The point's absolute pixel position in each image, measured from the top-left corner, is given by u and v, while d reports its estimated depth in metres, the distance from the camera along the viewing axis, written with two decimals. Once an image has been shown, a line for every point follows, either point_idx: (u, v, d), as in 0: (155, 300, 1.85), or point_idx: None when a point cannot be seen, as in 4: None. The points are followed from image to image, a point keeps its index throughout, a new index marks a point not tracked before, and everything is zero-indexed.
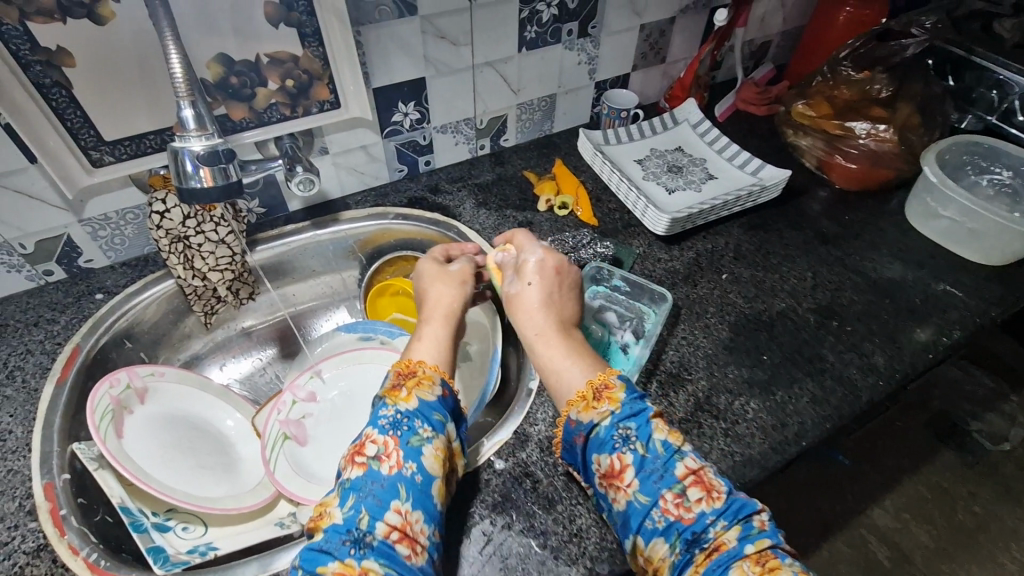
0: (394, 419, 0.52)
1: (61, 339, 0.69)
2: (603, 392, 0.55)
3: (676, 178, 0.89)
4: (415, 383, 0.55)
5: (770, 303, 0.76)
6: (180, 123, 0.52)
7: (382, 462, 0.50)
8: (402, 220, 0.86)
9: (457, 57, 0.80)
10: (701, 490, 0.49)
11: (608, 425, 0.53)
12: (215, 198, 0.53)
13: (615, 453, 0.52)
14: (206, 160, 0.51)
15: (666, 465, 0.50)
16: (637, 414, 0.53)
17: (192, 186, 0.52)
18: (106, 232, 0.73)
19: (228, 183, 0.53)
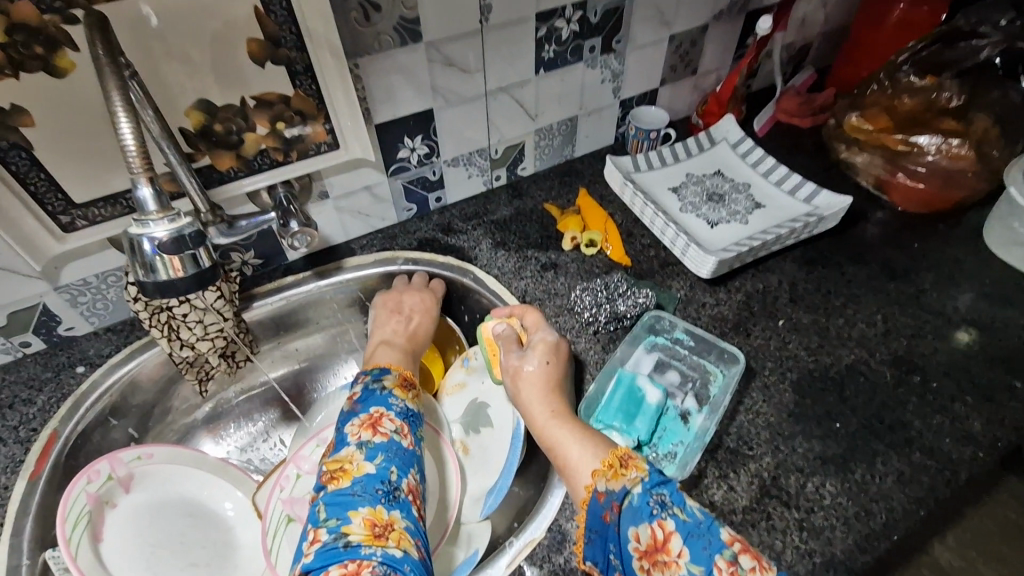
0: (404, 409, 0.57)
1: (37, 424, 0.62)
2: (628, 459, 0.49)
3: (718, 207, 0.79)
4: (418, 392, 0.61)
5: (837, 355, 0.66)
6: (140, 203, 0.45)
7: (400, 436, 0.54)
8: (413, 266, 0.78)
9: (468, 84, 0.72)
10: (754, 557, 0.42)
11: (641, 492, 0.46)
12: (187, 289, 0.47)
13: (655, 519, 0.44)
14: (172, 246, 0.45)
15: (710, 529, 0.43)
16: (667, 480, 0.47)
17: (158, 278, 0.46)
18: (86, 298, 0.66)
19: (201, 271, 0.47)
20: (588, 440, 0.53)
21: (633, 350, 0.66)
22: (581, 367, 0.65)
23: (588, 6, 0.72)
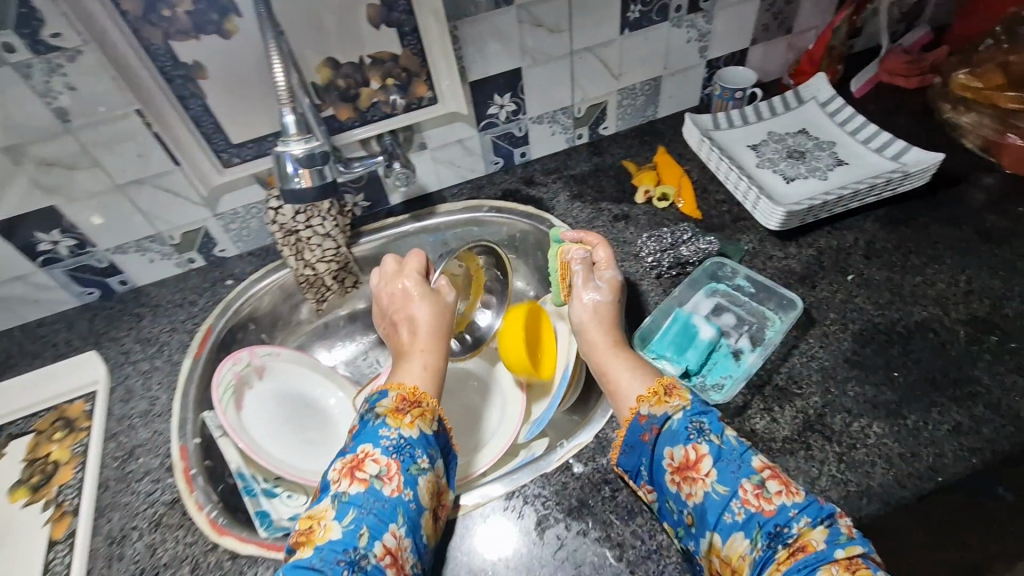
0: (396, 443, 0.53)
1: (199, 320, 0.78)
2: (672, 390, 0.55)
3: (797, 164, 0.79)
4: (418, 412, 0.56)
5: (908, 311, 0.65)
6: (284, 128, 0.57)
7: (383, 483, 0.50)
8: (496, 214, 0.86)
9: (555, 44, 0.78)
10: (781, 484, 0.47)
11: (681, 418, 0.52)
12: (312, 197, 0.59)
13: (690, 444, 0.50)
14: (304, 162, 0.57)
15: (742, 456, 0.49)
16: (709, 410, 0.52)
17: (292, 185, 0.59)
18: (236, 225, 0.82)
19: (323, 182, 0.60)
20: (640, 372, 0.58)
21: (693, 293, 0.70)
22: (639, 306, 0.70)
23: None
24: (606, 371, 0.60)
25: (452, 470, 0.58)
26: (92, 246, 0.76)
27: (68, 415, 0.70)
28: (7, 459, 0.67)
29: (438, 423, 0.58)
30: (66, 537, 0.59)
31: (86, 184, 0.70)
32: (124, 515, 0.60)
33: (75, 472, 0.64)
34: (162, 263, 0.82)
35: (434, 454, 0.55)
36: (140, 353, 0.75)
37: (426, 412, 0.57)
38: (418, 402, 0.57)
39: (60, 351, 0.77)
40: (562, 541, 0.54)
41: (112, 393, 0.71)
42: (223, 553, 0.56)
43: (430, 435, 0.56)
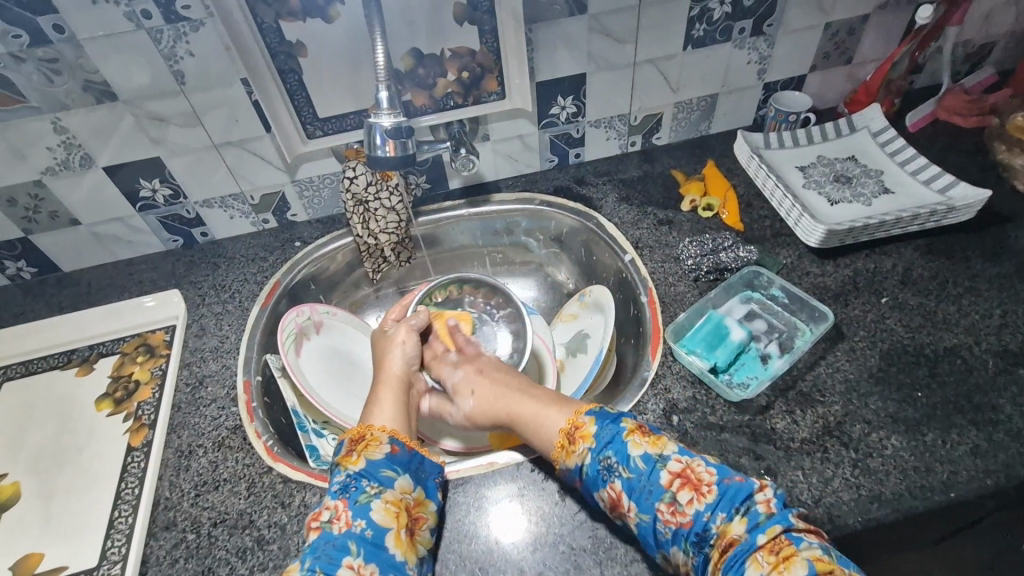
0: (344, 483, 0.56)
1: (268, 274, 0.86)
2: (575, 433, 0.56)
3: (843, 188, 0.82)
4: (362, 446, 0.58)
5: (937, 337, 0.68)
6: (377, 103, 0.64)
7: (332, 523, 0.53)
8: (549, 207, 0.91)
9: (620, 54, 0.83)
10: (690, 491, 0.49)
11: (591, 461, 0.54)
12: (394, 166, 0.64)
13: (607, 485, 0.52)
14: (392, 134, 0.63)
15: (650, 479, 0.50)
16: (612, 441, 0.53)
17: (378, 154, 0.63)
18: (309, 192, 0.89)
19: (407, 154, 0.64)
20: (555, 406, 0.60)
21: (728, 298, 0.74)
22: (675, 304, 0.74)
23: None
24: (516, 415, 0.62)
25: (432, 482, 0.59)
26: (184, 197, 0.85)
27: (151, 341, 0.79)
28: (98, 372, 0.77)
29: (391, 444, 0.59)
30: (142, 446, 0.67)
31: (188, 141, 0.78)
32: (191, 434, 0.67)
33: (154, 392, 0.73)
34: (241, 220, 0.91)
35: (390, 474, 0.57)
36: (215, 297, 0.83)
37: (376, 439, 0.59)
38: (364, 436, 0.60)
39: (146, 287, 0.86)
40: (582, 505, 0.59)
41: (188, 329, 0.80)
42: (277, 476, 0.63)
43: (381, 458, 0.58)
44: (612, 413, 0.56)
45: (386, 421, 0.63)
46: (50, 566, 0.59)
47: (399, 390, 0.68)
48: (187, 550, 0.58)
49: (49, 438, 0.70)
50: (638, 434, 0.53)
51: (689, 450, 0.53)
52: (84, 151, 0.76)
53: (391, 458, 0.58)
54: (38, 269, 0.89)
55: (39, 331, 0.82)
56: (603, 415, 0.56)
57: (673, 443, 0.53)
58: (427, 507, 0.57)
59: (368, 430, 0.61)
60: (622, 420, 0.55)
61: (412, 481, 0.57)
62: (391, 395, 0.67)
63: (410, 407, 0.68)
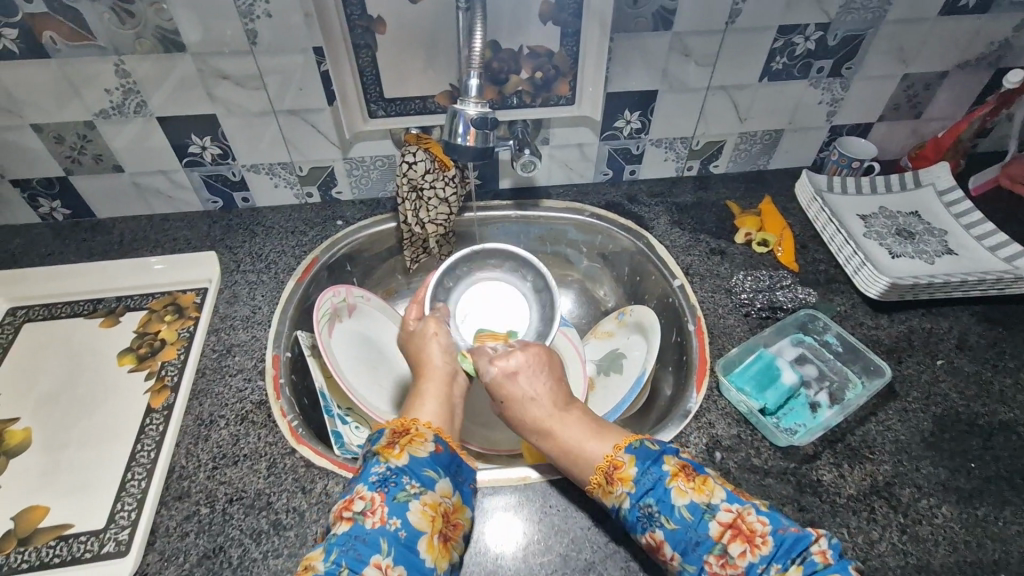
0: (383, 476, 0.51)
1: (306, 249, 0.83)
2: (613, 474, 0.52)
3: (905, 243, 0.81)
4: (407, 440, 0.53)
5: (992, 408, 0.65)
6: (464, 90, 0.65)
7: (365, 517, 0.48)
8: (597, 220, 0.89)
9: (696, 76, 0.81)
10: (742, 544, 0.47)
11: (630, 507, 0.51)
12: (472, 156, 0.66)
13: (647, 533, 0.50)
14: (476, 123, 0.64)
15: (698, 531, 0.48)
16: (654, 489, 0.50)
17: (457, 142, 0.65)
18: (359, 172, 0.87)
19: (485, 146, 0.66)
20: (594, 435, 0.56)
21: (779, 338, 0.72)
22: (723, 336, 0.72)
23: (831, 28, 0.77)
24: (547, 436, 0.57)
25: (466, 488, 0.55)
26: (232, 159, 0.83)
27: (180, 301, 0.77)
28: (122, 326, 0.74)
29: (435, 443, 0.55)
30: (162, 409, 0.65)
31: (248, 102, 0.76)
32: (214, 403, 0.65)
33: (179, 353, 0.70)
34: (285, 191, 0.89)
35: (432, 475, 0.52)
36: (250, 265, 0.81)
37: (420, 435, 0.55)
38: (408, 430, 0.55)
39: (180, 245, 0.84)
40: (615, 533, 0.56)
41: (219, 294, 0.77)
42: (299, 460, 0.60)
43: (425, 457, 0.53)
44: (652, 452, 0.53)
45: (430, 416, 0.58)
46: (54, 522, 0.56)
47: (442, 384, 0.62)
48: (198, 524, 0.55)
49: (65, 386, 0.68)
50: (682, 479, 0.51)
51: (737, 494, 0.50)
52: (141, 98, 0.74)
53: (434, 457, 0.54)
54: (72, 212, 0.87)
55: (66, 275, 0.79)
56: (643, 454, 0.53)
57: (720, 487, 0.51)
58: (463, 514, 0.53)
59: (413, 424, 0.56)
60: (663, 462, 0.52)
61: (450, 485, 0.53)
62: (434, 389, 0.61)
63: (455, 403, 0.62)
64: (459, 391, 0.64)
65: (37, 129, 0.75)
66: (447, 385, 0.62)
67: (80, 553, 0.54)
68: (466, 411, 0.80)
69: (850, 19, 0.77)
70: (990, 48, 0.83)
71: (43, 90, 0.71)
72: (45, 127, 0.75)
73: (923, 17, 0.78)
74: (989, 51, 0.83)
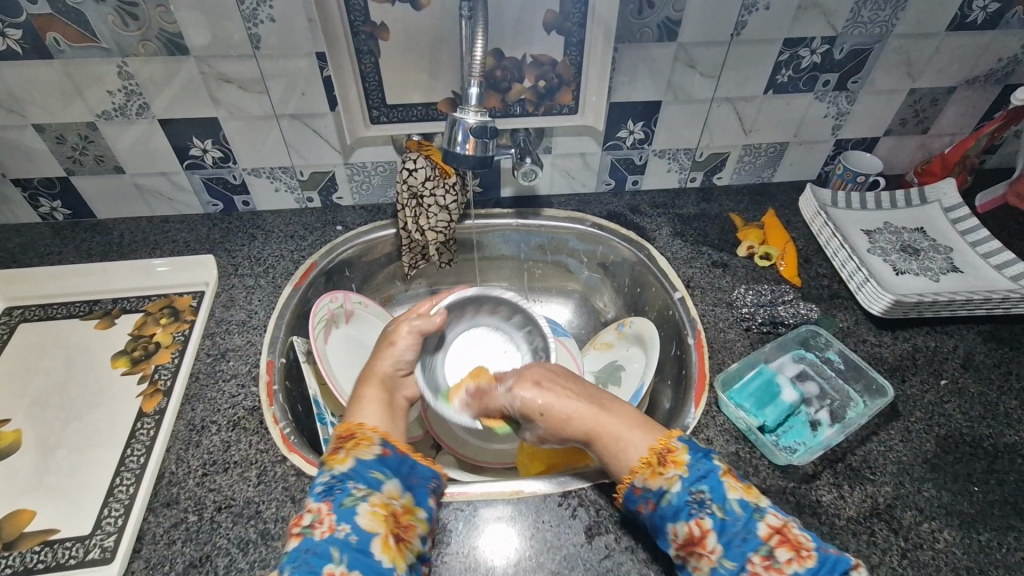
0: (329, 484, 0.50)
1: (305, 254, 0.83)
2: (667, 456, 0.52)
3: (910, 259, 0.80)
4: (352, 444, 0.54)
5: (997, 431, 0.64)
6: (465, 99, 0.64)
7: (314, 529, 0.47)
8: (598, 230, 0.88)
9: (700, 88, 0.80)
10: (789, 550, 0.46)
11: (679, 490, 0.50)
12: (471, 165, 0.65)
13: (692, 519, 0.49)
14: (475, 131, 0.64)
15: (746, 527, 0.47)
16: (707, 475, 0.50)
17: (456, 151, 0.65)
18: (360, 177, 0.87)
19: (484, 155, 0.65)
20: (637, 426, 0.55)
21: (781, 354, 0.71)
22: (723, 351, 0.71)
23: (837, 42, 0.77)
24: (592, 432, 0.56)
25: (421, 488, 0.55)
26: (233, 162, 0.82)
27: (177, 304, 0.76)
28: (118, 328, 0.74)
29: (381, 446, 0.55)
30: (154, 413, 0.64)
31: (250, 106, 0.75)
32: (207, 408, 0.64)
33: (173, 357, 0.70)
34: (285, 195, 0.88)
35: (379, 476, 0.52)
36: (248, 269, 0.81)
37: (366, 438, 0.55)
38: (353, 434, 0.55)
39: (179, 248, 0.83)
40: (609, 551, 0.55)
41: (216, 297, 0.77)
42: (290, 468, 0.59)
43: (371, 458, 0.53)
44: (705, 449, 0.53)
45: (371, 420, 0.58)
46: (40, 527, 0.55)
47: (382, 390, 0.62)
48: (186, 532, 0.54)
49: (58, 388, 0.67)
50: (732, 476, 0.51)
51: (781, 507, 0.50)
52: (143, 100, 0.73)
53: (381, 460, 0.53)
54: (72, 212, 0.87)
55: (63, 275, 0.79)
56: (697, 447, 0.53)
57: (766, 497, 0.50)
58: (417, 516, 0.52)
59: (358, 428, 0.56)
60: (716, 459, 0.52)
61: (400, 488, 0.53)
62: (375, 394, 0.62)
63: (396, 407, 0.63)
64: (398, 398, 0.64)
65: (39, 129, 0.75)
66: (385, 390, 0.63)
67: (65, 559, 0.53)
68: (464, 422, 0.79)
69: (857, 32, 0.76)
70: (998, 64, 0.82)
71: (46, 90, 0.71)
72: (47, 127, 0.75)
73: (931, 32, 0.77)
74: (997, 68, 0.82)
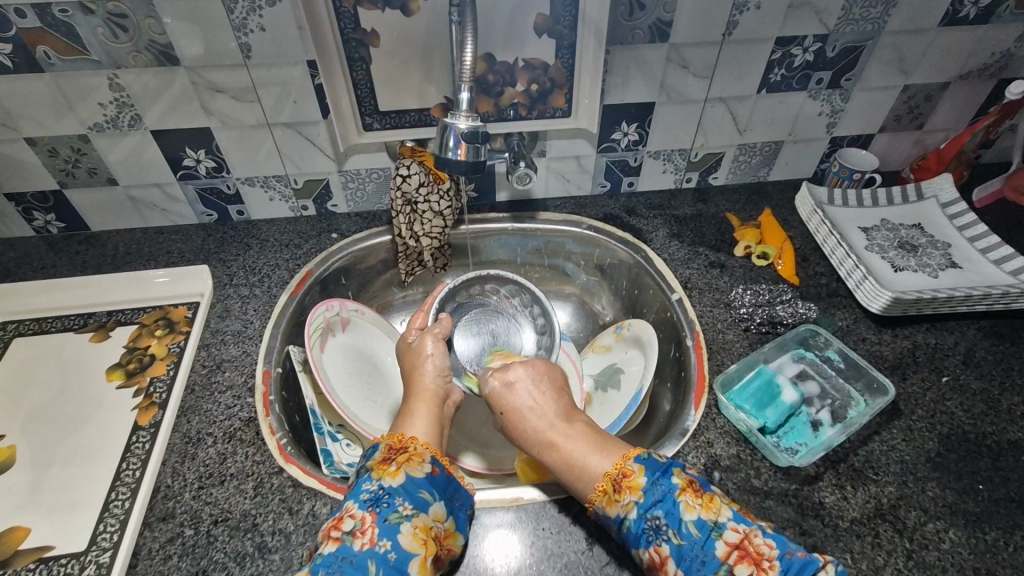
0: (376, 495, 0.51)
1: (300, 262, 0.83)
2: (622, 481, 0.51)
3: (908, 256, 0.80)
4: (405, 458, 0.53)
5: (1000, 428, 0.63)
6: (456, 104, 0.64)
7: (354, 538, 0.48)
8: (594, 233, 0.88)
9: (693, 88, 0.80)
10: (749, 567, 0.46)
11: (636, 518, 0.50)
12: (464, 170, 0.65)
13: (651, 546, 0.49)
14: (466, 136, 0.63)
15: (704, 548, 0.47)
16: (664, 500, 0.49)
17: (449, 156, 0.64)
18: (354, 184, 0.86)
19: (477, 160, 0.65)
20: (635, 433, 0.55)
21: (781, 354, 0.70)
22: (722, 352, 0.71)
23: (830, 40, 0.77)
24: (544, 451, 0.55)
25: (463, 514, 0.55)
26: (227, 172, 0.82)
27: (172, 316, 0.76)
28: (113, 341, 0.73)
29: (433, 464, 0.54)
30: (149, 426, 0.64)
31: (242, 115, 0.75)
32: (203, 420, 0.64)
33: (168, 369, 0.69)
34: (279, 203, 0.88)
35: (427, 496, 0.52)
36: (243, 279, 0.80)
37: (418, 454, 0.54)
38: (405, 448, 0.55)
39: (173, 259, 0.83)
40: (610, 557, 0.54)
41: (211, 308, 0.76)
42: (287, 479, 0.59)
43: (422, 477, 0.52)
44: (665, 465, 0.52)
45: (420, 434, 0.57)
46: (34, 544, 0.55)
47: (432, 405, 0.60)
48: (182, 547, 0.54)
49: (52, 403, 0.67)
50: (691, 493, 0.50)
51: (744, 515, 0.49)
52: (135, 111, 0.73)
53: (431, 480, 0.53)
54: (66, 225, 0.86)
55: (57, 288, 0.79)
56: (654, 465, 0.52)
57: (727, 506, 0.50)
58: (455, 540, 0.53)
59: (410, 442, 0.55)
60: (675, 476, 0.51)
61: (444, 510, 0.53)
62: (426, 409, 0.60)
63: (443, 424, 0.61)
64: (448, 411, 0.62)
65: (32, 142, 0.75)
66: (437, 404, 0.61)
67: None
68: (461, 427, 0.79)
69: (849, 30, 0.76)
70: (991, 59, 0.82)
71: (37, 103, 0.71)
72: (40, 140, 0.75)
73: (923, 28, 0.77)
74: (990, 62, 0.82)
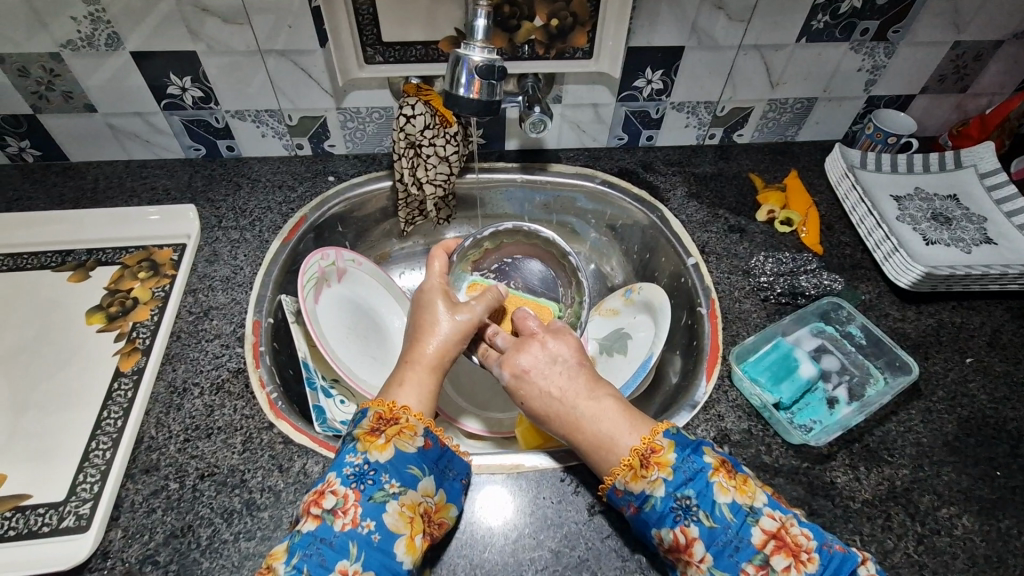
0: (360, 470, 0.48)
1: (294, 206, 0.77)
2: (650, 457, 0.48)
3: (941, 228, 0.75)
4: (395, 432, 0.50)
5: (1022, 413, 0.61)
6: (470, 32, 0.58)
7: (336, 517, 0.46)
8: (609, 188, 0.83)
9: (727, 33, 0.73)
10: (786, 557, 0.44)
11: (664, 495, 0.47)
12: (476, 110, 0.59)
13: (677, 526, 0.46)
14: (480, 71, 0.57)
15: (740, 533, 0.45)
16: (695, 479, 0.47)
17: (459, 92, 0.58)
18: (353, 124, 0.80)
19: (490, 99, 0.59)
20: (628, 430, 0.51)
21: (798, 327, 0.67)
22: (738, 322, 0.68)
23: None
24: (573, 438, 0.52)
25: (456, 484, 0.52)
26: (215, 104, 0.75)
27: (156, 258, 0.71)
28: (93, 281, 0.69)
29: (425, 438, 0.51)
30: (132, 373, 0.60)
31: (232, 40, 0.68)
32: (188, 369, 0.60)
33: (151, 314, 0.65)
34: (272, 141, 0.82)
35: (416, 472, 0.49)
36: (233, 221, 0.75)
37: (410, 427, 0.50)
38: (396, 419, 0.51)
39: (159, 197, 0.78)
40: (611, 530, 0.53)
41: (198, 251, 0.72)
42: (277, 435, 0.56)
43: (412, 452, 0.49)
44: (693, 445, 0.49)
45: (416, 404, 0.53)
46: (11, 492, 0.52)
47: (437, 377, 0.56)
48: (167, 501, 0.52)
49: (28, 344, 0.63)
50: (724, 474, 0.48)
51: (778, 501, 0.47)
52: (113, 30, 0.66)
53: (422, 454, 0.50)
54: (42, 153, 0.80)
55: (33, 222, 0.73)
56: (682, 445, 0.49)
57: (761, 491, 0.48)
58: (446, 513, 0.51)
59: (402, 412, 0.51)
60: (705, 454, 0.49)
61: (434, 486, 0.50)
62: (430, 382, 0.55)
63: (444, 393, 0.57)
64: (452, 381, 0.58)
65: None
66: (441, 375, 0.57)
67: (38, 527, 0.50)
68: (463, 390, 0.77)
69: None
70: None
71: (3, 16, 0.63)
72: (7, 58, 0.68)
73: None
74: None
